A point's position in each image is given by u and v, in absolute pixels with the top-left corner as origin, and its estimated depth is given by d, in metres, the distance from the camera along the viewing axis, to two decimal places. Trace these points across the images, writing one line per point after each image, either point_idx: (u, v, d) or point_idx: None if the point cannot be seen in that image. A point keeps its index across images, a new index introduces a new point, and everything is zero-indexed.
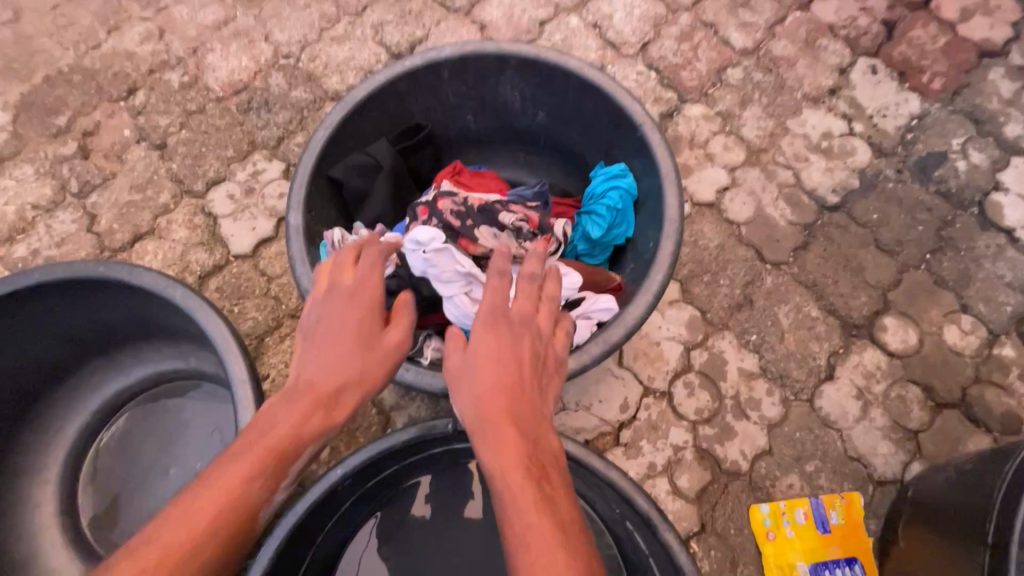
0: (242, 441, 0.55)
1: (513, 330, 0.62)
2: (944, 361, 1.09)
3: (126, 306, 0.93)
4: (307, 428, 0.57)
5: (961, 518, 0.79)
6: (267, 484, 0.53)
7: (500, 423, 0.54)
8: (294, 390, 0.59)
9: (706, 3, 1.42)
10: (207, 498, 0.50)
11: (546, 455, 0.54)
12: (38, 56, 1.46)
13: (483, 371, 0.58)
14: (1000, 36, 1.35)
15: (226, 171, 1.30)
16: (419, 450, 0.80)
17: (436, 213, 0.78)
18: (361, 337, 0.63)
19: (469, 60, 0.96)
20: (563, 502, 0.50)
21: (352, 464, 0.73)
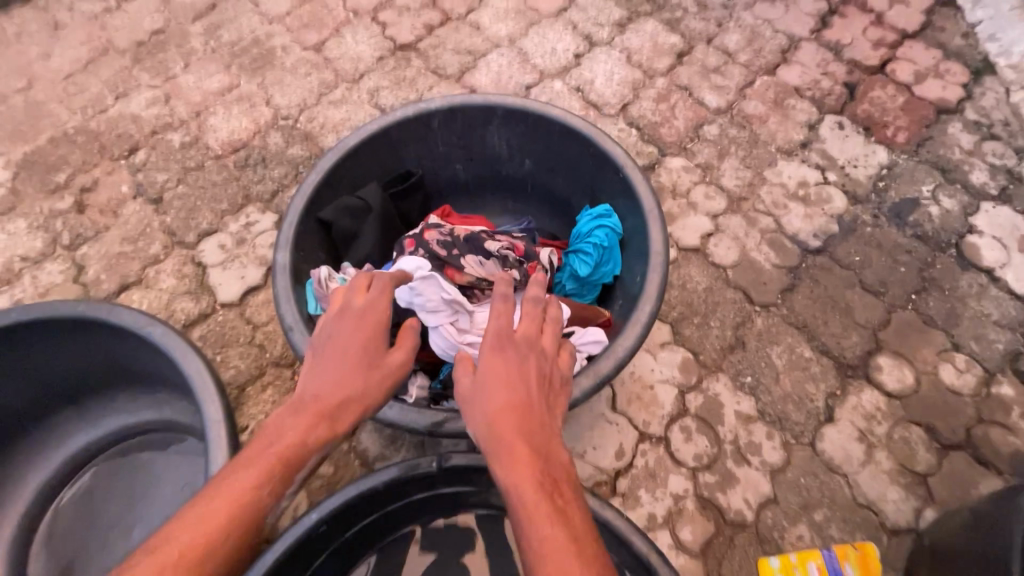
0: (251, 449, 0.56)
1: (520, 352, 0.64)
2: (944, 400, 1.07)
3: (101, 350, 0.90)
4: (313, 438, 0.57)
5: (984, 566, 0.73)
6: (275, 490, 0.54)
7: (510, 440, 0.55)
8: (300, 402, 0.60)
9: (679, 71, 1.53)
10: (217, 504, 0.51)
11: (558, 470, 0.54)
12: (45, 119, 1.52)
13: (492, 389, 0.59)
14: (953, 95, 1.45)
15: (219, 222, 1.32)
16: (400, 497, 0.75)
17: (421, 245, 0.81)
18: (370, 355, 0.64)
19: (458, 112, 1.01)
20: (577, 517, 0.50)
21: (328, 507, 0.67)
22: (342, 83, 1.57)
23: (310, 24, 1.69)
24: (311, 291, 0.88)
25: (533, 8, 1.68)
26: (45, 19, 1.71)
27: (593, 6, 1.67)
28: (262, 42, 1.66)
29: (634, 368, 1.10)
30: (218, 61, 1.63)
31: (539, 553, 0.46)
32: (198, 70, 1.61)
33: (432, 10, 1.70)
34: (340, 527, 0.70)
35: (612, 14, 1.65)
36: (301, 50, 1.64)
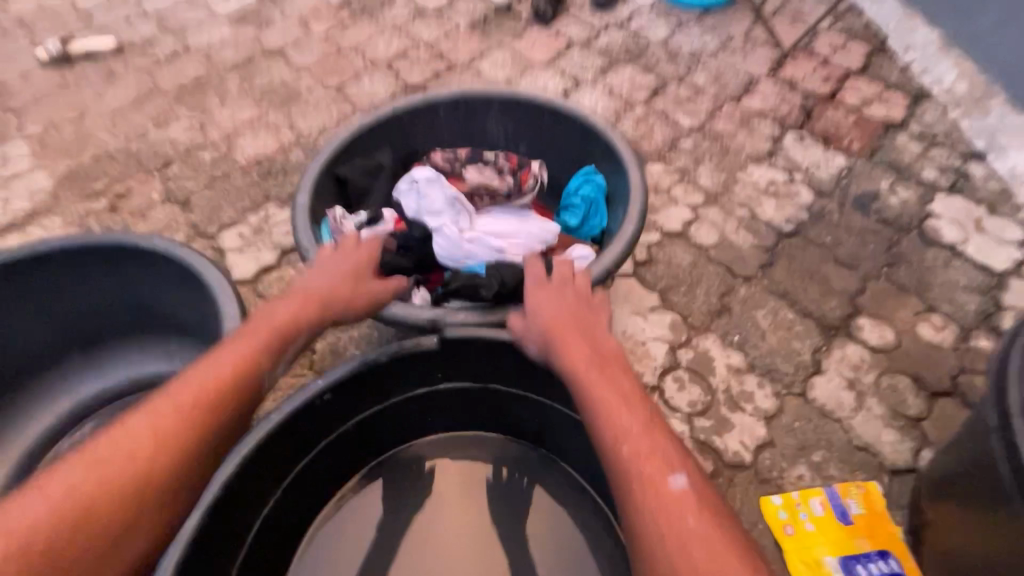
0: (249, 325, 0.76)
1: (558, 287, 0.81)
2: (926, 354, 1.11)
3: (125, 286, 0.97)
4: (297, 320, 0.77)
5: (978, 478, 0.72)
6: (267, 357, 0.73)
7: (566, 340, 0.74)
8: (292, 294, 0.80)
9: (655, 100, 1.74)
10: (217, 366, 0.70)
11: (606, 358, 0.73)
12: (91, 142, 1.71)
13: (543, 308, 0.78)
14: (898, 114, 1.65)
15: (240, 217, 1.45)
16: (401, 375, 0.86)
17: (430, 161, 1.03)
18: (351, 270, 0.84)
19: (461, 100, 1.16)
20: (623, 386, 0.70)
21: (335, 376, 0.78)
22: (359, 114, 1.78)
23: (332, 71, 1.94)
24: (326, 226, 0.99)
25: (527, 58, 1.95)
26: (103, 70, 1.97)
27: (578, 56, 1.94)
28: (290, 85, 1.90)
29: (625, 328, 1.15)
30: (250, 99, 1.85)
31: (601, 413, 0.66)
32: (232, 105, 1.83)
33: (439, 60, 1.96)
34: (347, 399, 0.83)
35: (594, 61, 1.91)
36: (323, 90, 1.87)
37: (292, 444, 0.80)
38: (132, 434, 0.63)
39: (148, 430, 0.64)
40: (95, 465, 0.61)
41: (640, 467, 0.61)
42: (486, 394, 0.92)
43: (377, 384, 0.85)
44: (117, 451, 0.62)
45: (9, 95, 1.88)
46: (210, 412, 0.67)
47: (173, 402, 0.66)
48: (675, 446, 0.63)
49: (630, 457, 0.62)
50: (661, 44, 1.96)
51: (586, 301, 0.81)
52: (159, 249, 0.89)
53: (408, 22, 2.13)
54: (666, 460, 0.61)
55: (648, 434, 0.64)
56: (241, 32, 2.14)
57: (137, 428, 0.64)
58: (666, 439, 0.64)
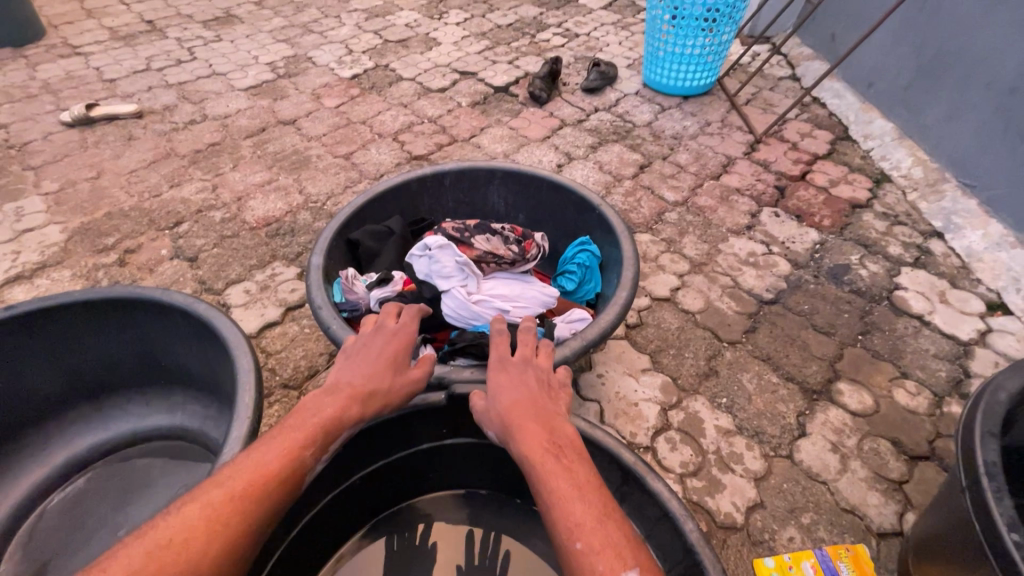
0: (296, 419, 0.72)
1: (519, 368, 0.81)
2: (903, 418, 1.17)
3: (140, 338, 1.01)
4: (345, 415, 0.74)
5: (955, 541, 0.75)
6: (316, 451, 0.70)
7: (523, 425, 0.71)
8: (336, 387, 0.77)
9: (642, 176, 1.89)
10: (269, 455, 0.66)
11: (564, 442, 0.70)
12: (105, 200, 1.78)
13: (503, 392, 0.77)
14: (863, 195, 1.80)
15: (247, 274, 1.50)
16: (408, 432, 0.89)
17: (441, 229, 1.09)
18: (393, 362, 0.82)
19: (466, 173, 1.26)
20: (580, 473, 0.66)
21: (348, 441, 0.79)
22: (365, 181, 1.90)
23: (342, 141, 2.08)
24: (338, 286, 1.05)
25: (523, 135, 2.11)
26: (123, 134, 2.08)
27: (570, 134, 2.11)
28: (301, 152, 2.02)
29: (618, 389, 1.20)
30: (262, 164, 1.96)
31: (553, 502, 0.62)
32: (244, 169, 1.93)
33: (442, 134, 2.12)
34: (354, 457, 0.85)
35: (585, 139, 2.08)
36: (332, 158, 1.99)
37: (297, 504, 0.80)
38: (183, 520, 0.59)
39: (198, 519, 0.59)
40: (147, 553, 0.56)
41: (592, 564, 0.57)
42: (489, 454, 0.94)
43: (384, 440, 0.87)
44: (167, 540, 0.57)
45: (29, 154, 1.97)
46: (261, 506, 0.63)
47: (225, 491, 0.62)
48: (627, 537, 0.59)
49: (582, 554, 0.58)
50: (646, 126, 2.14)
51: (547, 389, 0.80)
52: (176, 308, 0.93)
53: (414, 100, 2.32)
54: (619, 556, 0.57)
55: (602, 526, 0.60)
56: (257, 103, 2.30)
57: (189, 515, 0.59)
58: (621, 530, 0.60)
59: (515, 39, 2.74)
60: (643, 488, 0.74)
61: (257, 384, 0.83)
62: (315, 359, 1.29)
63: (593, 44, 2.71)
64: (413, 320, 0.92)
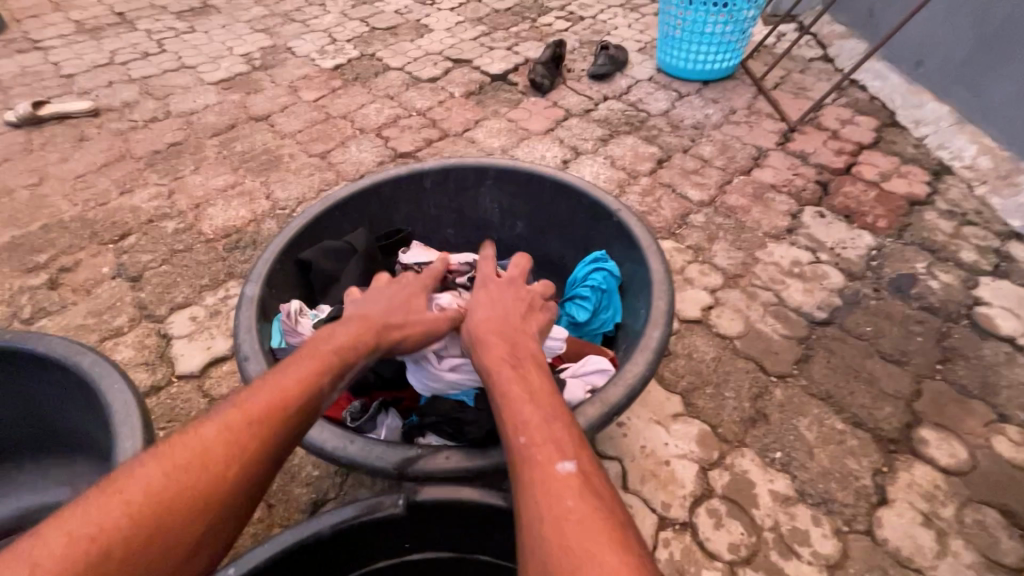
0: (310, 343, 0.64)
1: (500, 288, 0.76)
2: (1011, 478, 0.92)
3: (20, 396, 0.78)
4: (360, 343, 0.66)
5: None
6: (332, 377, 0.61)
7: (486, 336, 0.67)
8: (350, 317, 0.70)
9: (661, 172, 1.63)
10: (286, 378, 0.58)
11: (525, 353, 0.65)
12: (44, 209, 1.55)
13: (477, 307, 0.73)
14: (920, 191, 1.54)
15: (195, 297, 1.27)
16: (353, 546, 0.63)
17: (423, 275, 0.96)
18: (409, 302, 0.76)
19: (451, 172, 1.01)
20: (536, 378, 0.61)
21: (250, 562, 0.55)
22: (343, 183, 1.66)
23: (318, 138, 1.84)
24: (277, 325, 0.82)
25: (524, 128, 1.86)
26: (74, 134, 1.86)
27: (576, 126, 1.86)
28: (272, 151, 1.79)
29: (644, 442, 0.95)
30: (227, 166, 1.73)
31: (502, 400, 0.58)
32: (206, 172, 1.70)
33: (431, 128, 1.87)
34: None
35: (594, 131, 1.82)
36: (307, 157, 1.75)
37: None
38: (200, 445, 0.51)
39: (216, 440, 0.52)
40: (166, 473, 0.49)
41: (530, 454, 0.52)
42: (470, 569, 0.70)
43: (317, 565, 0.61)
44: (187, 460, 0.50)
45: None
46: (281, 428, 0.55)
47: (242, 412, 0.54)
48: (573, 431, 0.54)
49: (523, 446, 0.53)
50: (663, 115, 1.88)
51: (527, 305, 0.74)
52: (56, 361, 0.71)
53: (401, 91, 2.08)
54: (558, 446, 0.52)
55: (546, 423, 0.55)
56: (227, 98, 2.07)
57: (206, 435, 0.52)
58: (569, 424, 0.55)
59: (514, 23, 2.49)
60: None
61: None
62: None
63: (600, 27, 2.45)
64: (434, 277, 0.85)
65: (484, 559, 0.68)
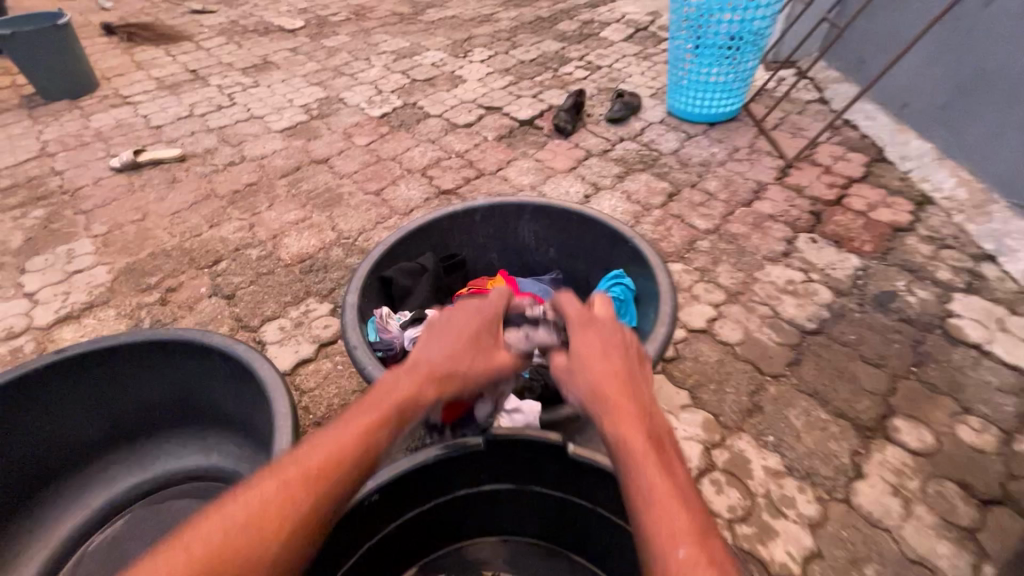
0: (373, 397, 0.70)
1: (610, 343, 0.75)
2: (970, 458, 1.09)
3: (176, 381, 1.03)
4: (421, 396, 0.71)
5: None
6: (386, 433, 0.67)
7: (613, 404, 0.67)
8: (415, 363, 0.74)
9: (671, 204, 1.86)
10: (341, 435, 0.65)
11: (657, 438, 0.64)
12: (149, 241, 1.85)
13: (590, 364, 0.71)
14: (904, 219, 1.73)
15: (281, 311, 1.53)
16: (444, 476, 0.84)
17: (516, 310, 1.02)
18: (476, 338, 0.78)
19: (497, 209, 1.26)
20: (678, 474, 0.60)
21: (381, 479, 0.76)
22: (395, 216, 1.93)
23: (372, 178, 2.13)
24: (372, 325, 1.06)
25: (550, 167, 2.13)
26: (167, 177, 2.19)
27: (596, 164, 2.11)
28: (333, 190, 2.08)
29: None
30: (297, 202, 2.02)
31: (651, 500, 0.58)
32: (279, 208, 2.00)
33: (469, 168, 2.15)
34: (387, 505, 0.81)
35: (612, 169, 2.07)
36: (363, 195, 2.04)
37: (328, 552, 0.76)
38: (260, 500, 0.60)
39: (275, 497, 0.60)
40: (225, 530, 0.57)
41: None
42: (525, 500, 0.91)
43: (420, 489, 0.83)
44: (247, 516, 0.58)
45: (81, 199, 2.07)
46: (333, 485, 0.62)
47: (301, 469, 0.62)
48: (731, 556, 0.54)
49: (688, 564, 0.52)
50: (673, 154, 2.13)
51: (636, 364, 0.74)
52: (215, 348, 0.95)
53: (441, 135, 2.37)
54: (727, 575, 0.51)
55: (701, 538, 0.54)
56: (292, 144, 2.39)
57: (265, 493, 0.60)
58: (721, 543, 0.55)
59: (538, 74, 2.80)
60: None
61: (293, 431, 0.82)
62: (347, 397, 1.29)
63: (616, 75, 2.74)
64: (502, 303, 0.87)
65: (536, 490, 0.88)
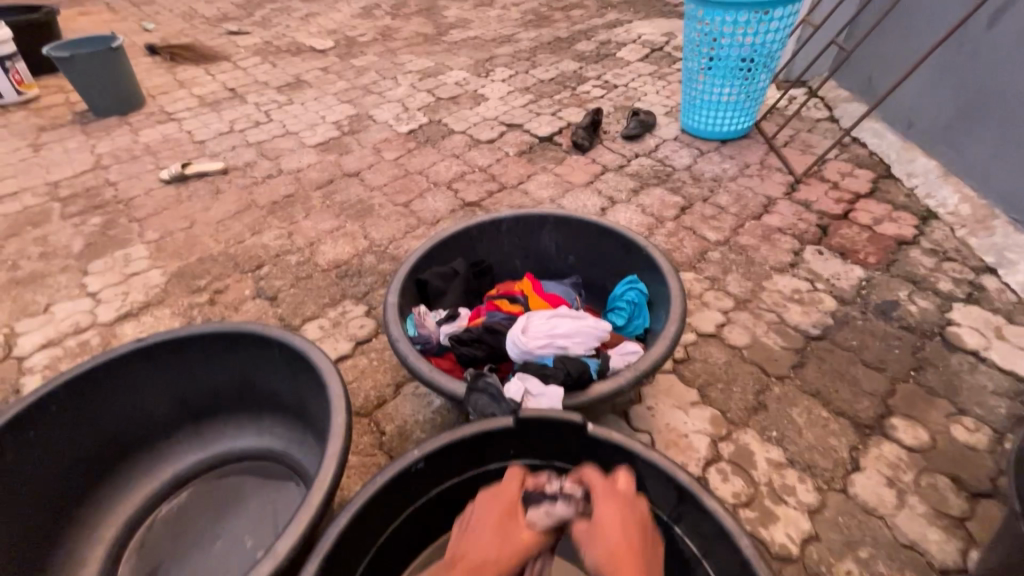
0: None
1: (626, 523, 0.77)
2: (963, 454, 1.17)
3: (237, 369, 1.16)
4: None
5: None
6: None
7: None
8: (451, 563, 0.76)
9: (684, 217, 1.97)
10: None
11: None
12: (197, 246, 2.01)
13: (610, 549, 0.74)
14: (908, 232, 1.81)
15: (321, 312, 1.67)
16: (479, 452, 0.93)
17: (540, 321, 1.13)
18: (502, 525, 0.79)
19: (522, 220, 1.38)
20: None
21: (427, 449, 0.87)
22: (423, 226, 2.07)
23: (401, 191, 2.27)
24: (410, 322, 1.19)
25: (568, 181, 2.25)
26: (211, 188, 2.36)
27: (612, 179, 2.23)
28: (365, 201, 2.22)
29: (668, 421, 1.25)
30: (331, 212, 2.17)
31: None
32: (315, 217, 2.14)
33: (492, 182, 2.28)
34: (429, 475, 0.90)
35: (627, 183, 2.19)
36: (393, 206, 2.18)
37: (378, 513, 0.84)
38: None
39: None
40: None
41: None
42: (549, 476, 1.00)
43: (457, 462, 0.92)
44: None
45: (134, 208, 2.25)
46: None
47: None
48: None
49: None
50: (686, 170, 2.23)
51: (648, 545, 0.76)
52: (274, 339, 1.08)
53: (465, 151, 2.51)
54: None
55: None
56: (325, 158, 2.55)
57: None
58: None
59: (557, 92, 2.94)
60: (698, 505, 0.82)
61: (347, 409, 0.93)
62: (382, 389, 1.40)
63: (632, 94, 2.87)
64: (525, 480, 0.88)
65: (560, 466, 0.98)
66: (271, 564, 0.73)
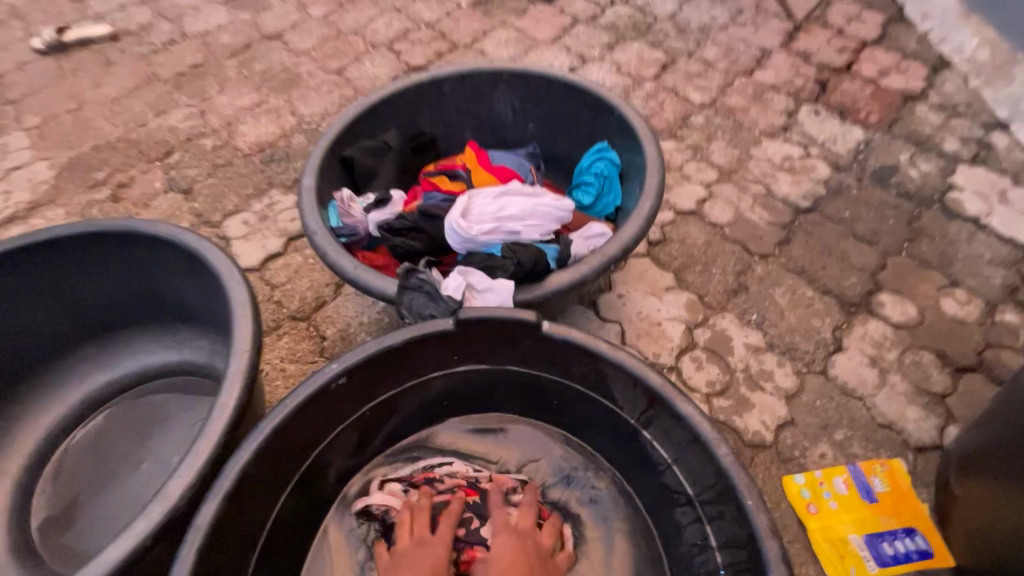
0: None
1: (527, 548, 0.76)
2: (950, 329, 1.09)
3: (131, 273, 0.98)
4: None
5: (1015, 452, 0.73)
6: None
7: None
8: None
9: (665, 76, 1.69)
10: None
11: None
12: (90, 132, 1.68)
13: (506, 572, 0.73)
14: (916, 86, 1.59)
15: (244, 205, 1.43)
16: (415, 359, 0.81)
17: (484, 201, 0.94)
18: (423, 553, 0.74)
19: (467, 78, 1.12)
20: None
21: (348, 362, 0.74)
22: None
23: (333, 55, 1.90)
24: (333, 210, 0.99)
25: (531, 37, 1.90)
26: (100, 59, 1.93)
27: (583, 33, 1.88)
28: (289, 70, 1.86)
29: (640, 309, 1.13)
30: (249, 85, 1.81)
31: None
32: (231, 92, 1.79)
33: (441, 41, 1.91)
34: (356, 388, 0.78)
35: (601, 38, 1.85)
36: (324, 75, 1.83)
37: (294, 434, 0.73)
38: None
39: None
40: None
41: None
42: (501, 380, 0.88)
43: (390, 372, 0.80)
44: None
45: (5, 87, 1.85)
46: None
47: None
48: None
49: None
50: (669, 19, 1.89)
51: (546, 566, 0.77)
52: (161, 236, 0.89)
53: (408, 3, 2.08)
54: None
55: None
56: (238, 17, 2.09)
57: None
58: None
59: None
60: (671, 411, 0.72)
61: (254, 315, 0.77)
62: (321, 290, 1.23)
63: None
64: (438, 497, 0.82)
65: (514, 368, 0.86)
66: (162, 509, 0.62)
